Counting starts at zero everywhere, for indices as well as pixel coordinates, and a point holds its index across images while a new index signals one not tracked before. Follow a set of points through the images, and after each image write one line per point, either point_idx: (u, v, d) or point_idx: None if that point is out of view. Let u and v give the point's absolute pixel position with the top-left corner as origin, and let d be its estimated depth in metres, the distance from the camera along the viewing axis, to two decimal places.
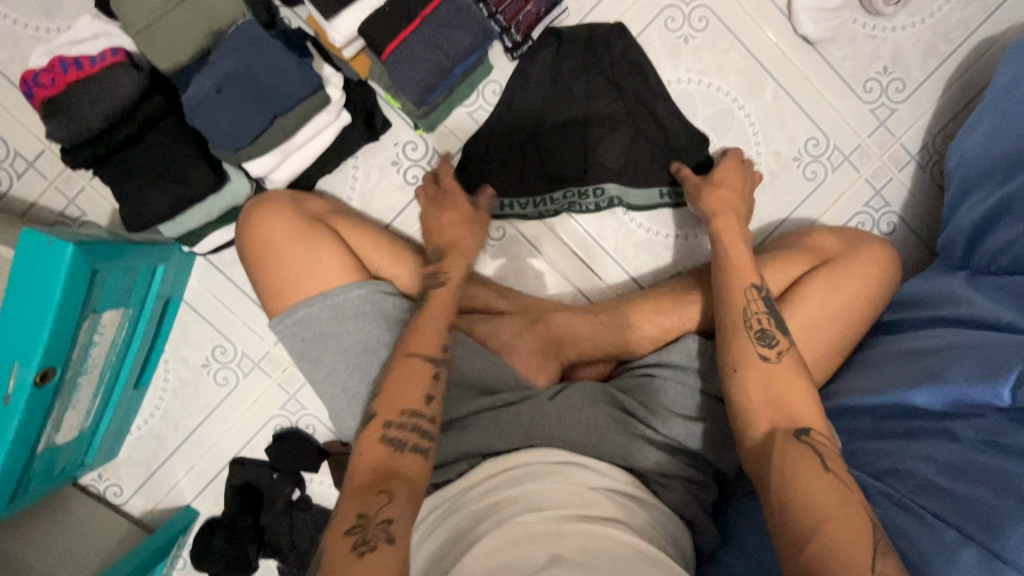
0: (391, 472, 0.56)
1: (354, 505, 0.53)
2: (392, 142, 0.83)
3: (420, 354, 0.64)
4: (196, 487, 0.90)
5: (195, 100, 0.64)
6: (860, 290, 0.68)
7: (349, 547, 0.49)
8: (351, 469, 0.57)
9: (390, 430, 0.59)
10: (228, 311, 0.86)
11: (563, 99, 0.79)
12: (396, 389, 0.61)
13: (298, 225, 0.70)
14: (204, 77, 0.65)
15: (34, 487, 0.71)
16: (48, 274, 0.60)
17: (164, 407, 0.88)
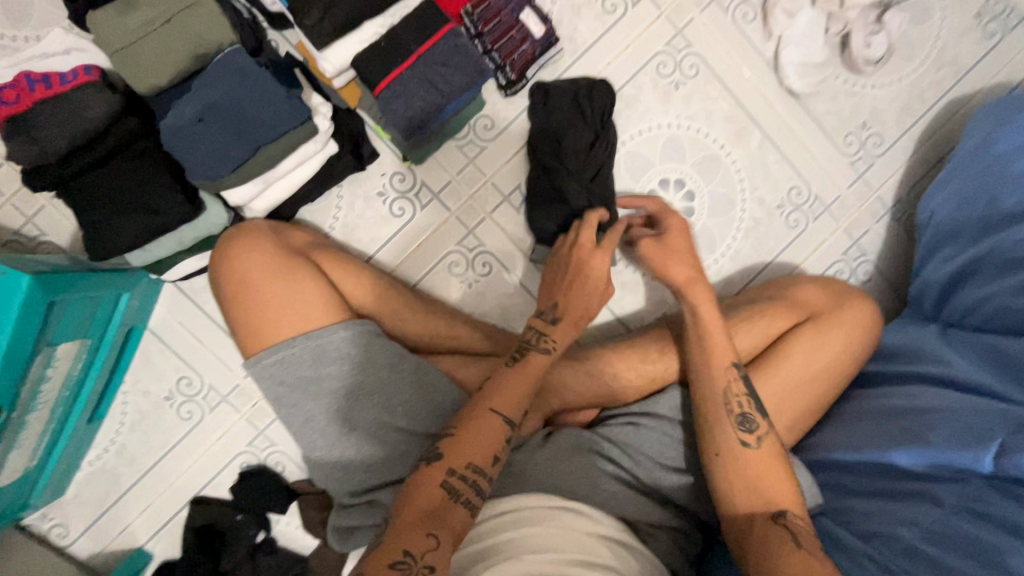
0: (439, 518, 0.54)
1: (399, 539, 0.51)
2: (379, 172, 0.81)
3: (501, 412, 0.62)
4: (152, 527, 0.84)
5: (173, 128, 0.62)
6: (844, 346, 0.70)
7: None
8: (397, 504, 0.56)
9: (451, 477, 0.57)
10: (196, 341, 0.81)
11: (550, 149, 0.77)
12: (465, 436, 0.60)
13: (277, 259, 0.67)
14: (185, 104, 0.63)
15: None
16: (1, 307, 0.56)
17: (121, 441, 0.82)
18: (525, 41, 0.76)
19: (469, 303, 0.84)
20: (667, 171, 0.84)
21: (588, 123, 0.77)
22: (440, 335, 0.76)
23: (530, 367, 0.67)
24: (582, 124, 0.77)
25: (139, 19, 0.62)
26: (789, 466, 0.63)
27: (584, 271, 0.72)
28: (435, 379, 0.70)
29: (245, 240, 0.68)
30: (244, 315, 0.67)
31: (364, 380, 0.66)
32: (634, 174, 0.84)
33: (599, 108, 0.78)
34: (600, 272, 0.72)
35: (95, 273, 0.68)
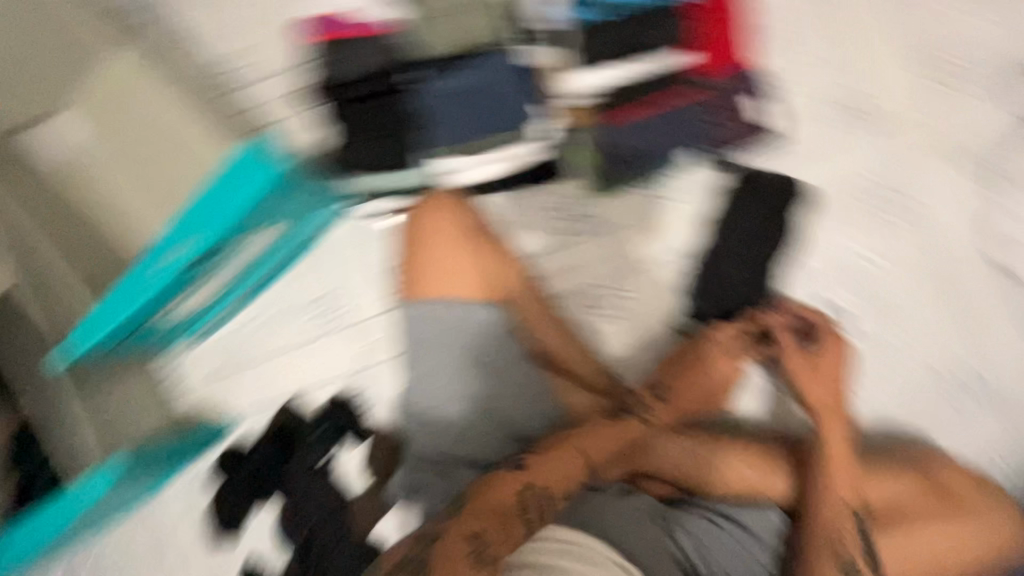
0: (508, 518, 0.59)
1: (470, 521, 0.58)
2: (566, 187, 0.83)
3: (585, 455, 0.69)
4: (242, 414, 0.88)
5: (438, 92, 0.76)
6: (946, 537, 0.69)
7: (465, 551, 0.55)
8: (472, 492, 0.63)
9: (526, 490, 0.63)
10: (350, 265, 0.87)
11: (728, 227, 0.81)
12: (546, 462, 0.66)
13: (460, 234, 0.76)
14: (451, 78, 0.76)
15: (135, 341, 0.76)
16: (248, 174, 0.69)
17: (254, 323, 0.90)
18: (745, 128, 0.82)
19: (596, 339, 0.83)
20: (841, 296, 0.81)
21: (775, 221, 0.81)
22: (563, 355, 0.78)
23: (628, 432, 0.74)
24: (770, 219, 0.80)
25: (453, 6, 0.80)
26: None
27: (705, 368, 0.77)
28: (535, 394, 0.75)
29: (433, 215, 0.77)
30: (412, 269, 0.76)
31: (480, 367, 0.74)
32: (806, 286, 0.81)
33: (783, 213, 0.81)
34: (720, 374, 0.77)
35: (314, 179, 0.80)
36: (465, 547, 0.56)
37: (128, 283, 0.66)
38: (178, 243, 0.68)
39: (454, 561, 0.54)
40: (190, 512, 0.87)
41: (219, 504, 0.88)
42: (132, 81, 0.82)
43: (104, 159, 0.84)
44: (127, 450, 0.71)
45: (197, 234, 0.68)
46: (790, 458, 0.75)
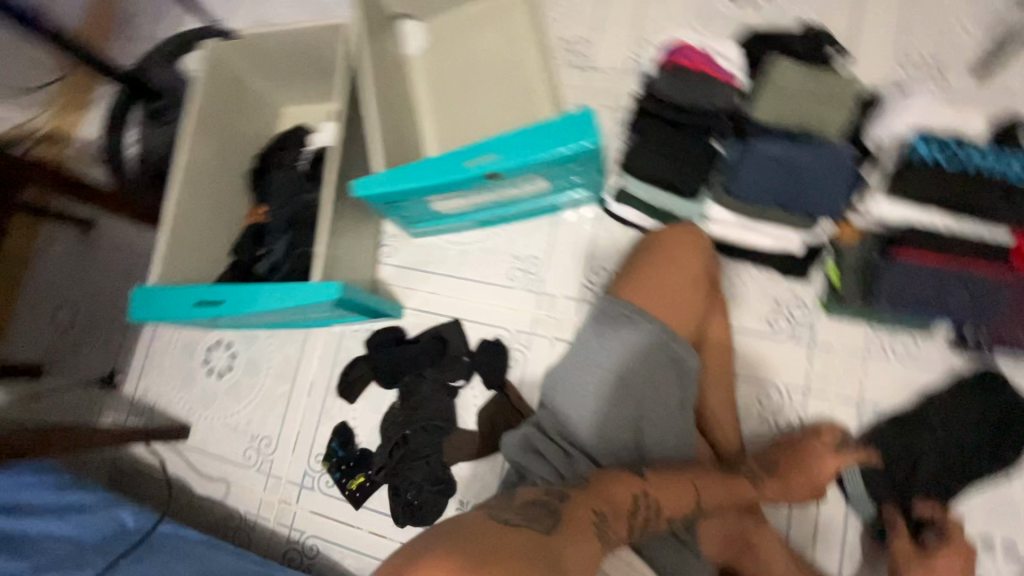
0: (625, 513, 0.63)
1: (589, 502, 0.62)
2: (793, 290, 0.86)
3: (699, 492, 0.68)
4: (418, 307, 1.02)
5: (760, 152, 0.75)
6: None
7: (590, 524, 0.58)
8: (597, 480, 0.66)
9: (642, 498, 0.65)
10: (570, 248, 0.97)
11: (938, 408, 0.78)
12: (665, 484, 0.67)
13: (692, 267, 0.79)
14: (781, 146, 0.75)
15: (396, 207, 0.89)
16: (571, 138, 0.74)
17: (468, 247, 1.01)
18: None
19: (746, 432, 0.85)
20: (1013, 540, 0.76)
21: (992, 433, 0.76)
22: (714, 426, 0.81)
23: (738, 486, 0.72)
24: (986, 427, 0.76)
25: (804, 86, 0.78)
26: None
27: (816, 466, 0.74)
28: (672, 427, 0.76)
29: (677, 241, 0.80)
30: (633, 281, 0.80)
31: (635, 375, 0.74)
32: (979, 513, 0.77)
33: (1010, 431, 0.76)
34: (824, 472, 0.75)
35: (602, 167, 0.85)
36: (590, 519, 0.59)
37: (431, 164, 0.79)
38: (480, 154, 0.78)
39: (581, 528, 0.57)
40: (340, 356, 1.03)
41: (358, 365, 1.00)
42: (500, 49, 1.07)
43: (444, 87, 1.09)
44: (346, 284, 0.83)
45: (496, 155, 0.77)
46: None
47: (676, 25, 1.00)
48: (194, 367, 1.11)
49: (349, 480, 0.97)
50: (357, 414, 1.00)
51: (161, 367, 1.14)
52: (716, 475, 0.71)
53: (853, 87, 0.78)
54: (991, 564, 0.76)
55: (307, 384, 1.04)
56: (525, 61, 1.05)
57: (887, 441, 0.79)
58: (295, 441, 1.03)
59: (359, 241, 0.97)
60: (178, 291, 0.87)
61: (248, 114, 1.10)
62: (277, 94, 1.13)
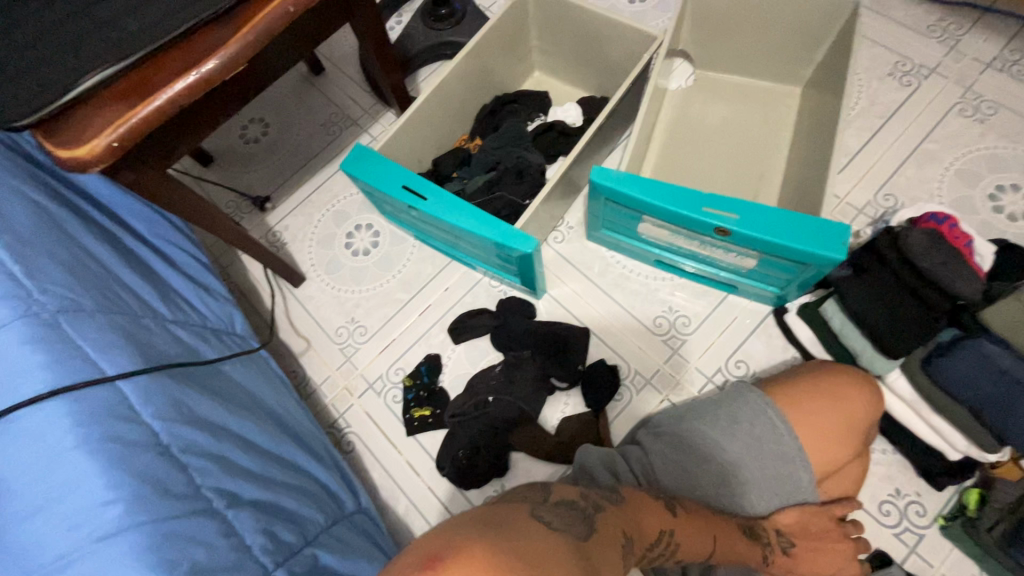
0: (646, 542, 0.58)
1: (617, 520, 0.56)
2: (918, 490, 0.84)
3: (716, 547, 0.65)
4: (559, 298, 1.04)
5: (985, 355, 0.74)
6: None
7: (617, 542, 0.53)
8: (631, 500, 0.61)
9: (664, 533, 0.60)
10: (725, 329, 0.98)
11: None
12: (687, 526, 0.63)
13: (850, 414, 0.77)
14: (1010, 360, 0.73)
15: (608, 206, 0.90)
16: (818, 241, 0.75)
17: (632, 276, 1.04)
18: None
19: None
20: None
21: None
22: None
23: (751, 551, 0.69)
24: None
25: None
26: None
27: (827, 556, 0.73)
28: (772, 495, 0.75)
29: (840, 378, 0.80)
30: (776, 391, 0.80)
31: (748, 461, 0.76)
32: None
33: None
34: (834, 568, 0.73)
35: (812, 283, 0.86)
36: (619, 536, 0.54)
37: (672, 192, 0.81)
38: (722, 209, 0.79)
39: (611, 542, 0.53)
40: (468, 298, 1.06)
41: (480, 315, 1.02)
42: (752, 127, 1.11)
43: (684, 131, 1.13)
44: (538, 246, 0.87)
45: (738, 218, 0.78)
46: None
47: (931, 196, 1.00)
48: (336, 233, 1.16)
49: (416, 406, 0.99)
50: (454, 354, 1.03)
51: (308, 215, 1.19)
52: (740, 534, 0.69)
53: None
54: None
55: (423, 304, 1.07)
56: (769, 152, 1.09)
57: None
58: (387, 345, 1.05)
59: (548, 213, 1.00)
60: (392, 168, 0.91)
61: (511, 59, 1.16)
62: (540, 57, 1.20)
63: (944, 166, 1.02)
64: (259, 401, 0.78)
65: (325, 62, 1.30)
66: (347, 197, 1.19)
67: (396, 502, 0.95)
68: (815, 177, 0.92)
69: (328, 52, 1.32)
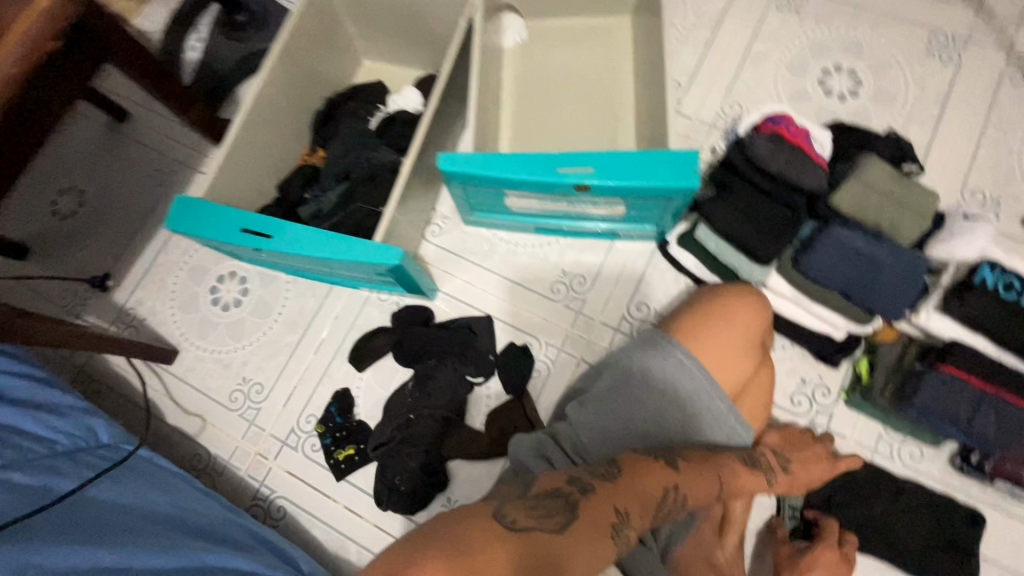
0: (654, 503, 0.58)
1: (614, 500, 0.55)
2: (820, 374, 0.90)
3: (727, 483, 0.67)
4: (452, 293, 0.99)
5: (839, 239, 0.79)
6: None
7: (609, 523, 0.52)
8: (629, 467, 0.60)
9: (675, 488, 0.61)
10: (619, 277, 0.98)
11: (923, 509, 0.84)
12: (693, 475, 0.64)
13: (751, 333, 0.80)
14: (859, 239, 0.79)
15: (467, 189, 0.86)
16: (671, 175, 0.75)
17: (519, 249, 1.01)
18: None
19: None
20: None
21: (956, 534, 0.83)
22: None
23: (756, 479, 0.71)
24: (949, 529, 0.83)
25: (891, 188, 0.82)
26: None
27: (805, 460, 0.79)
28: (704, 431, 0.75)
29: (735, 298, 0.83)
30: (693, 323, 0.81)
31: (679, 394, 0.75)
32: None
33: (965, 545, 0.82)
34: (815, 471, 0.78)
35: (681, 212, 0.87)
36: (610, 518, 0.53)
37: (522, 160, 0.78)
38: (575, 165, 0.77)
39: (600, 527, 0.51)
40: (360, 321, 0.99)
41: (376, 336, 0.97)
42: (594, 68, 1.09)
43: (530, 87, 1.09)
44: (404, 254, 0.81)
45: (593, 170, 0.77)
46: None
47: (769, 95, 1.04)
48: (197, 293, 1.04)
49: (338, 449, 0.93)
50: (362, 383, 0.96)
51: (160, 282, 1.06)
52: (743, 467, 0.70)
53: (931, 201, 0.82)
54: None
55: (315, 340, 0.99)
56: (616, 89, 1.08)
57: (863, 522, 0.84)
58: (288, 395, 0.97)
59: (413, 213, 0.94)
60: (225, 213, 0.81)
61: (330, 53, 1.06)
62: (362, 44, 1.11)
63: (773, 62, 1.06)
64: (143, 511, 0.70)
65: (125, 106, 1.13)
66: (198, 250, 1.07)
67: (346, 552, 0.90)
68: (660, 106, 0.92)
69: (125, 93, 1.15)
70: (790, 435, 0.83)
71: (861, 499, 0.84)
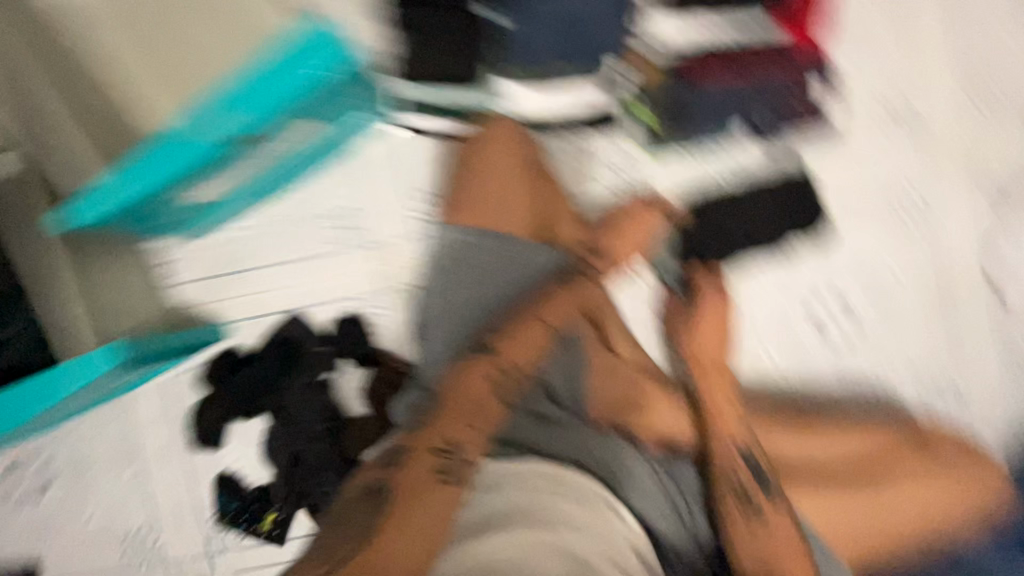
0: (479, 412, 0.68)
1: (438, 436, 0.66)
2: (613, 143, 0.85)
3: (546, 322, 0.75)
4: (243, 314, 0.87)
5: (525, 30, 0.80)
6: (925, 507, 0.76)
7: (434, 471, 0.64)
8: (448, 390, 0.70)
9: (496, 373, 0.71)
10: (382, 185, 0.85)
11: (760, 195, 0.84)
12: (509, 341, 0.73)
13: (512, 164, 0.81)
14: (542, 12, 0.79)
15: (131, 221, 0.70)
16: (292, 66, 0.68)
17: (271, 227, 0.86)
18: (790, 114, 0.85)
19: None
20: (851, 287, 0.86)
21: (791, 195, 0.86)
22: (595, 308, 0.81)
23: (577, 286, 0.78)
24: (783, 197, 0.85)
25: None
26: (860, 538, 0.75)
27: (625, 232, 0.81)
28: (518, 281, 0.80)
29: (480, 144, 0.82)
30: (460, 199, 0.82)
31: (483, 268, 0.81)
32: (822, 281, 0.86)
33: (800, 201, 0.86)
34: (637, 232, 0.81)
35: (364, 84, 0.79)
36: (433, 459, 0.65)
37: (180, 146, 0.66)
38: (231, 116, 0.68)
39: (421, 475, 0.63)
40: (181, 404, 0.86)
41: (206, 408, 0.85)
42: None
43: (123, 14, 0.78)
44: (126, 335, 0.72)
45: (252, 110, 0.69)
46: (782, 422, 0.82)
47: None
48: None
49: (259, 521, 0.85)
50: (230, 456, 0.86)
51: None
52: (556, 290, 0.78)
53: None
54: (838, 317, 0.86)
55: (155, 451, 0.86)
56: None
57: (717, 249, 0.84)
58: (171, 518, 0.86)
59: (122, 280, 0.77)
60: None
61: None
62: None
63: None
64: None
65: None
66: None
67: None
68: None
69: None
70: (609, 215, 0.83)
71: (709, 223, 0.84)
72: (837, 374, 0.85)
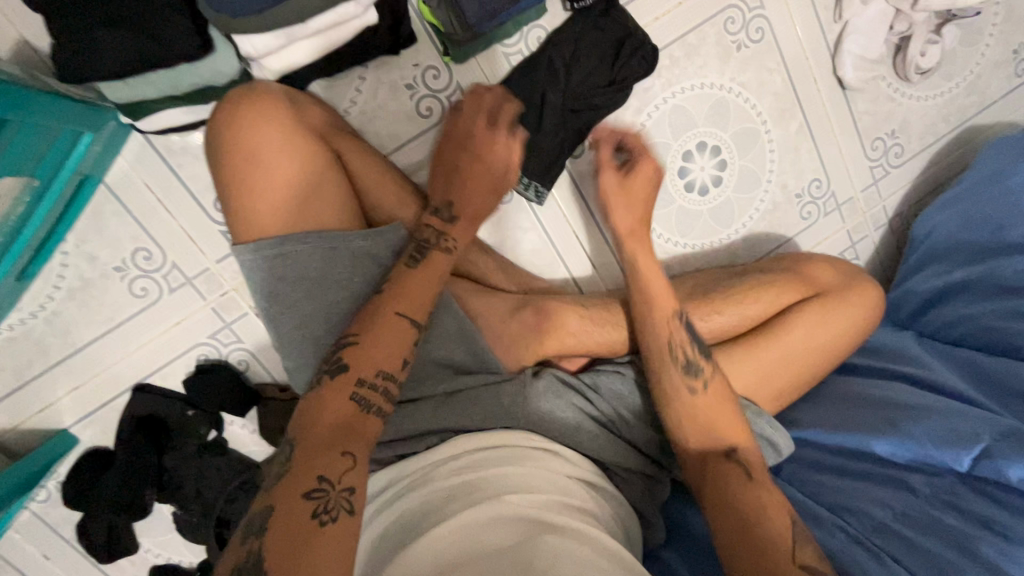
0: (353, 431, 0.50)
1: (313, 466, 0.47)
2: (411, 61, 0.71)
3: (408, 316, 0.58)
4: (82, 414, 0.74)
5: None
6: (847, 323, 0.73)
7: (308, 516, 0.44)
8: (304, 415, 0.51)
9: (360, 388, 0.53)
10: (163, 210, 0.69)
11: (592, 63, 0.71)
12: (366, 343, 0.55)
13: (290, 129, 0.60)
14: None
15: None
16: None
17: (53, 308, 0.69)
18: None
19: None
20: (706, 135, 0.82)
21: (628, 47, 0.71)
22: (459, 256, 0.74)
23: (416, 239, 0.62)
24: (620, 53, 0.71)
25: None
26: (796, 375, 0.72)
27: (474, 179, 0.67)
28: (356, 285, 0.61)
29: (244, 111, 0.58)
30: (227, 176, 0.59)
31: (305, 269, 0.60)
32: (675, 130, 0.81)
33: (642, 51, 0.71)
34: (490, 179, 0.68)
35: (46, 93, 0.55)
36: (305, 512, 0.44)
37: None
38: None
39: (291, 550, 0.41)
40: (68, 520, 0.77)
41: (89, 527, 0.74)
42: None
43: None
44: None
45: None
46: (692, 293, 0.76)
47: None
48: None
49: None
50: (154, 548, 0.81)
51: None
52: (409, 272, 0.61)
53: None
54: (700, 161, 0.82)
55: (72, 571, 0.79)
56: None
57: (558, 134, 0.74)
58: None
59: None
60: None
61: None
62: None
63: None
64: None
65: None
66: None
67: None
68: None
69: None
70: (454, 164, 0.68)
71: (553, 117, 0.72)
72: (717, 226, 0.85)
